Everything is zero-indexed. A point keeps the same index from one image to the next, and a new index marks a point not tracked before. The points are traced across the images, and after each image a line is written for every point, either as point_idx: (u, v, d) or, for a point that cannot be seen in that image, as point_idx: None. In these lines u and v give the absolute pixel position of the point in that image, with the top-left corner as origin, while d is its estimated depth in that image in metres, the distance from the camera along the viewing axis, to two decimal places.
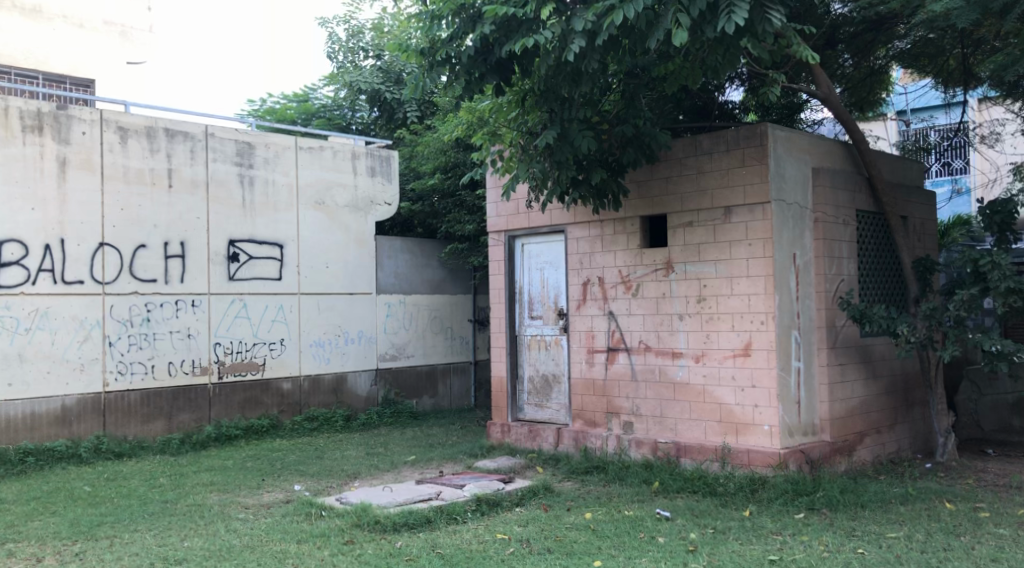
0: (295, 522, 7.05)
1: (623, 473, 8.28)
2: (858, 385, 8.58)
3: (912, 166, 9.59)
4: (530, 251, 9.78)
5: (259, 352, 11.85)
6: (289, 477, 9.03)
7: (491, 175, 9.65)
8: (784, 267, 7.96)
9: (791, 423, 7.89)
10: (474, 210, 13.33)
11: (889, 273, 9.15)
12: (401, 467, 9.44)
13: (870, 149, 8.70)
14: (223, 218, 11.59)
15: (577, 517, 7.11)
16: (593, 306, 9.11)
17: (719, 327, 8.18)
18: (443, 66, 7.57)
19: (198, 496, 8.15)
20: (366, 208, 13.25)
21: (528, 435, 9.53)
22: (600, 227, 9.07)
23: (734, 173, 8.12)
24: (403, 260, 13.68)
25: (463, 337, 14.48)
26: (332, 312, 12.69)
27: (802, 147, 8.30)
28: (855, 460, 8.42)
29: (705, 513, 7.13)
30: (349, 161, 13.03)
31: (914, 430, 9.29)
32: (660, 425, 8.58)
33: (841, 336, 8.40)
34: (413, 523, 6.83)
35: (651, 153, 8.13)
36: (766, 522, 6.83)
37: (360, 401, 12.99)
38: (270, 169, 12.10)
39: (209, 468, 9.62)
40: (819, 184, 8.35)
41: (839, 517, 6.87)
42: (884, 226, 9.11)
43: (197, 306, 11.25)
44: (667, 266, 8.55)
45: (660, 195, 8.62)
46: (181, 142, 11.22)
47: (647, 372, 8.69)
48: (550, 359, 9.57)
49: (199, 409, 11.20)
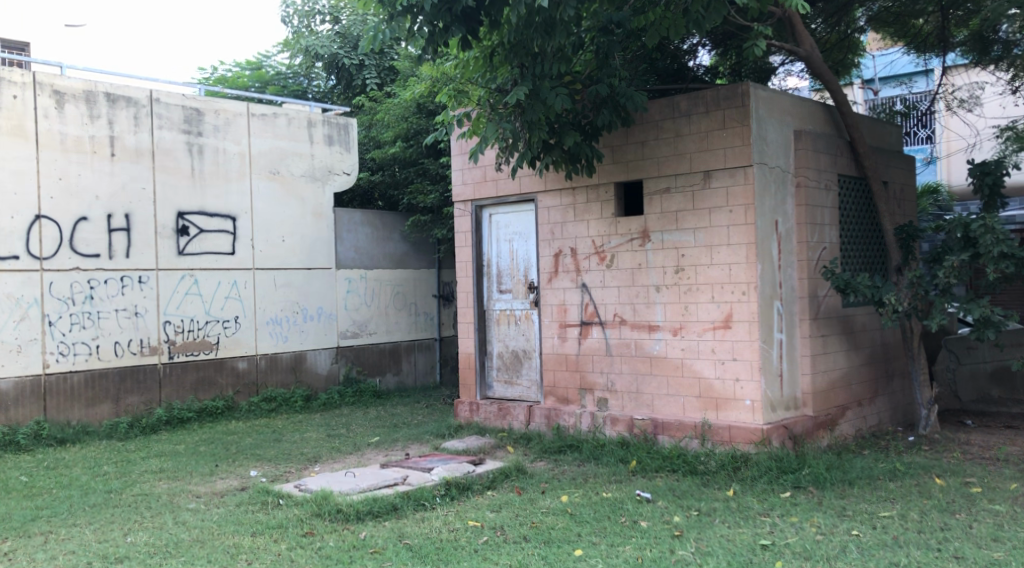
0: (250, 512, 6.56)
1: (598, 452, 7.91)
2: (840, 357, 8.25)
3: (892, 130, 9.26)
4: (497, 222, 9.30)
5: (212, 330, 11.26)
6: (244, 462, 8.51)
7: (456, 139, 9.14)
8: (766, 235, 7.59)
9: (773, 397, 7.55)
10: (437, 179, 12.72)
11: (871, 241, 8.82)
12: (364, 449, 8.97)
13: (853, 111, 8.34)
14: (170, 189, 10.94)
15: (553, 500, 6.70)
16: (565, 278, 8.67)
17: (699, 298, 7.79)
18: (403, 18, 7.02)
19: (146, 485, 7.61)
20: (324, 178, 12.65)
21: (498, 414, 9.09)
22: (572, 195, 8.61)
23: (713, 136, 7.71)
24: (363, 233, 13.12)
25: (427, 312, 13.98)
26: (289, 288, 12.12)
27: (784, 108, 7.90)
28: (837, 435, 8.11)
29: (687, 494, 6.76)
30: (305, 129, 12.41)
31: (894, 402, 9.00)
32: (636, 401, 8.19)
33: (823, 306, 8.05)
34: (378, 511, 6.37)
35: (625, 114, 7.67)
36: (752, 502, 6.48)
37: (320, 380, 12.45)
38: (221, 138, 11.46)
39: (159, 454, 9.06)
40: (801, 147, 7.96)
41: (828, 496, 6.56)
42: (866, 192, 8.78)
43: (144, 282, 10.62)
44: (643, 236, 8.12)
45: (635, 159, 8.18)
46: (123, 107, 10.52)
47: (622, 346, 8.28)
48: (519, 334, 9.13)
49: (148, 391, 10.60)
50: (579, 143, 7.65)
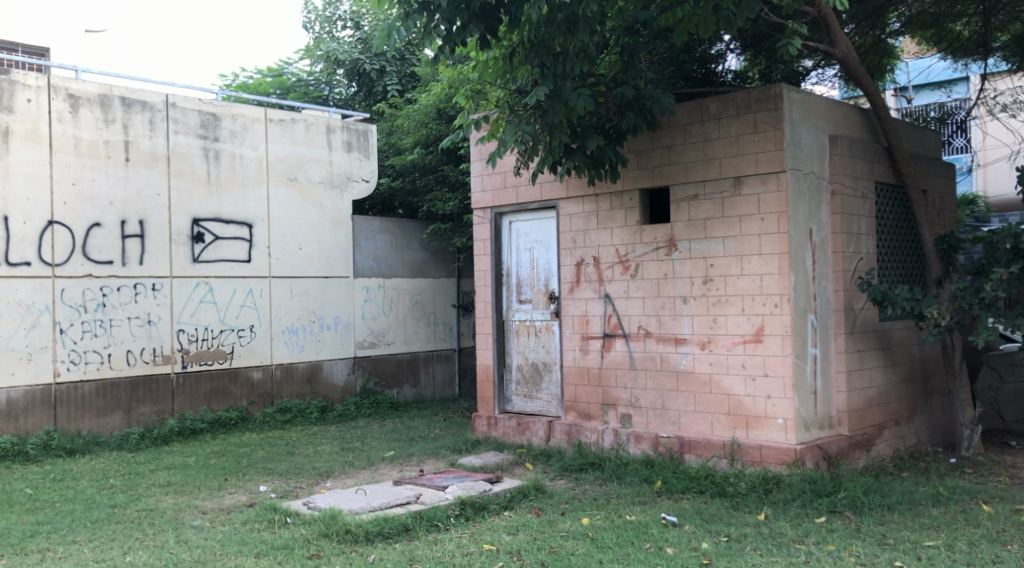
0: (255, 531, 6.26)
1: (621, 471, 7.56)
2: (877, 374, 7.85)
3: (931, 137, 8.85)
4: (517, 230, 8.99)
5: (227, 340, 11.02)
6: (254, 477, 8.23)
7: (475, 144, 8.83)
8: (800, 244, 7.21)
9: (807, 415, 7.16)
10: (456, 186, 12.37)
11: (909, 251, 8.40)
12: (378, 464, 8.67)
13: (891, 116, 7.96)
14: (186, 195, 10.73)
15: (573, 523, 6.35)
16: (587, 288, 8.33)
17: (728, 310, 7.42)
18: (421, 15, 6.73)
19: (151, 500, 7.34)
20: (343, 185, 12.41)
21: (517, 429, 8.76)
22: (595, 202, 8.28)
23: (744, 140, 7.35)
24: (382, 241, 12.85)
25: (446, 323, 13.69)
26: (305, 297, 11.86)
27: (819, 112, 7.53)
28: (873, 455, 7.70)
29: (715, 518, 6.38)
30: (323, 135, 12.18)
31: (933, 421, 8.57)
32: (661, 418, 7.83)
33: (859, 319, 7.65)
34: (389, 532, 6.05)
35: (651, 118, 7.36)
36: (785, 528, 6.10)
37: (337, 391, 12.18)
38: (238, 143, 11.24)
39: (168, 466, 8.81)
40: (836, 152, 7.59)
41: (866, 522, 6.17)
42: (904, 200, 8.38)
43: (158, 290, 10.41)
44: (669, 245, 7.77)
45: (662, 165, 7.83)
46: (139, 112, 10.33)
47: (647, 360, 7.93)
48: (540, 346, 8.80)
49: (160, 401, 10.37)
50: (602, 147, 7.33)
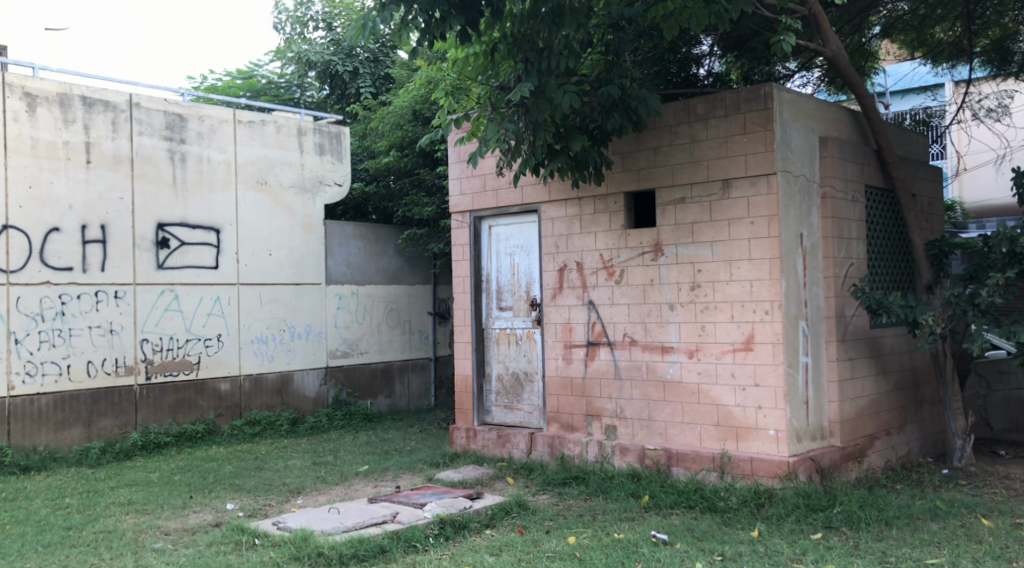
0: (220, 554, 5.88)
1: (607, 486, 7.27)
2: (868, 383, 7.61)
3: (921, 140, 8.66)
4: (497, 235, 8.68)
5: (193, 349, 10.59)
6: (221, 494, 7.83)
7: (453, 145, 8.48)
8: (791, 249, 6.97)
9: (799, 426, 6.91)
10: (434, 191, 12.01)
11: (899, 256, 8.19)
12: (352, 479, 8.30)
13: (881, 117, 7.74)
14: (151, 199, 10.31)
15: (559, 542, 6.03)
16: (570, 295, 8.03)
17: (717, 317, 7.16)
18: (397, 7, 6.39)
19: (110, 520, 6.93)
20: (315, 189, 12.03)
21: (497, 442, 8.43)
22: (579, 206, 7.99)
23: (733, 141, 7.10)
24: (355, 247, 12.48)
25: (421, 331, 13.33)
26: (275, 305, 11.46)
27: (809, 113, 7.30)
28: (865, 467, 7.46)
29: (707, 535, 6.10)
30: (295, 138, 11.80)
31: (923, 431, 8.34)
32: (647, 429, 7.54)
33: (850, 327, 7.42)
34: (365, 554, 5.71)
35: (636, 118, 7.11)
36: (780, 545, 5.82)
37: (309, 402, 11.78)
38: (205, 145, 10.84)
39: (130, 483, 8.37)
40: (827, 154, 7.36)
41: (864, 539, 5.91)
42: (894, 205, 8.17)
43: (120, 298, 9.97)
44: (655, 250, 7.49)
45: (647, 167, 7.56)
46: (101, 112, 9.90)
47: (632, 369, 7.63)
48: (521, 355, 8.49)
49: (123, 414, 9.92)
50: (586, 149, 7.10)
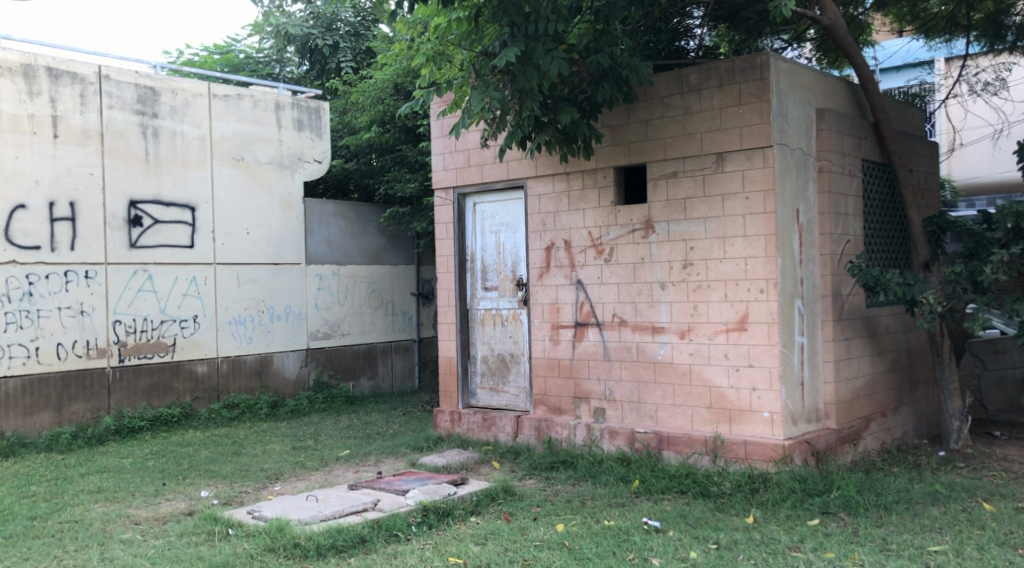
0: (191, 546, 5.60)
1: (595, 470, 7.03)
2: (864, 363, 7.39)
3: (918, 114, 8.40)
4: (482, 212, 8.38)
5: (168, 331, 10.26)
6: (196, 481, 7.54)
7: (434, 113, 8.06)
8: (787, 225, 6.72)
9: (794, 409, 6.68)
10: (417, 167, 11.67)
11: (895, 233, 7.95)
12: (332, 464, 8.03)
13: (879, 89, 7.48)
14: (122, 175, 9.94)
15: (546, 530, 5.79)
16: (558, 274, 7.76)
17: (710, 297, 6.90)
18: None
19: (78, 509, 6.64)
20: (294, 165, 11.68)
21: (482, 425, 8.17)
22: (566, 181, 7.70)
23: (727, 113, 6.83)
24: (336, 226, 12.15)
25: (405, 312, 13.04)
26: (253, 285, 11.13)
27: (806, 83, 7.03)
28: (861, 449, 7.25)
29: (701, 522, 5.86)
30: (272, 113, 11.43)
31: (918, 412, 8.14)
32: (637, 412, 7.30)
33: (846, 306, 7.18)
34: (343, 545, 5.45)
35: (627, 89, 6.90)
36: (777, 532, 5.60)
37: (289, 384, 11.48)
38: (179, 120, 10.47)
39: (101, 470, 8.06)
40: (824, 127, 7.09)
41: (864, 524, 5.70)
42: (891, 180, 7.93)
43: (91, 278, 9.62)
44: (646, 226, 7.23)
45: (638, 140, 7.28)
46: (68, 84, 9.50)
47: (622, 351, 7.38)
48: (506, 336, 8.22)
49: (95, 398, 9.60)
50: (575, 121, 6.85)
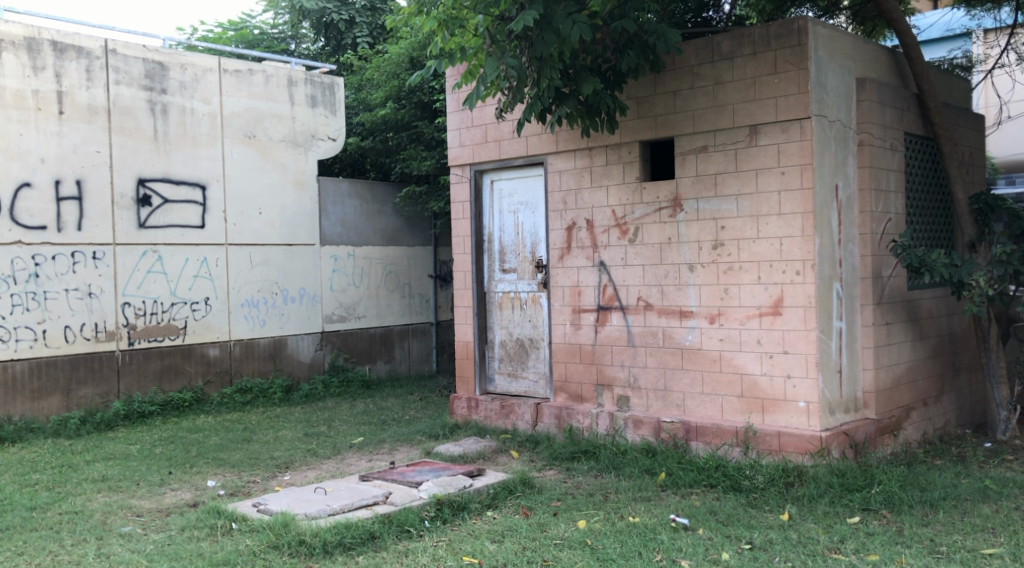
0: (192, 541, 5.30)
1: (619, 461, 6.67)
2: (904, 349, 6.96)
3: (963, 84, 7.92)
4: (500, 189, 8.00)
5: (179, 313, 9.98)
6: (203, 469, 7.26)
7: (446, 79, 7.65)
8: (825, 202, 6.29)
9: (831, 398, 6.29)
10: (432, 145, 11.29)
11: (938, 210, 7.49)
12: (344, 452, 7.72)
13: (924, 57, 7.01)
14: (130, 152, 9.65)
15: (567, 527, 5.44)
16: (579, 255, 7.38)
17: (742, 279, 6.50)
18: None
19: (79, 499, 6.36)
20: (307, 143, 11.34)
21: (500, 413, 7.83)
22: (589, 157, 7.30)
23: (762, 83, 6.39)
24: (351, 206, 11.81)
25: (422, 295, 12.72)
26: (267, 267, 10.84)
27: (846, 51, 6.57)
28: (901, 440, 6.83)
29: (733, 519, 5.50)
30: (285, 89, 11.09)
31: (961, 401, 7.70)
32: (663, 400, 6.93)
33: (887, 288, 6.76)
34: (352, 542, 5.12)
35: (654, 57, 6.48)
36: (815, 532, 5.21)
37: (303, 368, 11.19)
38: (188, 96, 10.15)
39: (107, 457, 7.80)
40: (864, 97, 6.64)
41: (909, 523, 5.31)
42: (934, 155, 7.47)
43: (99, 259, 9.34)
44: (674, 205, 6.82)
45: (665, 113, 6.86)
46: (73, 59, 9.19)
47: (647, 336, 7.00)
48: (526, 320, 7.86)
49: (104, 382, 9.35)
50: (598, 92, 6.44)
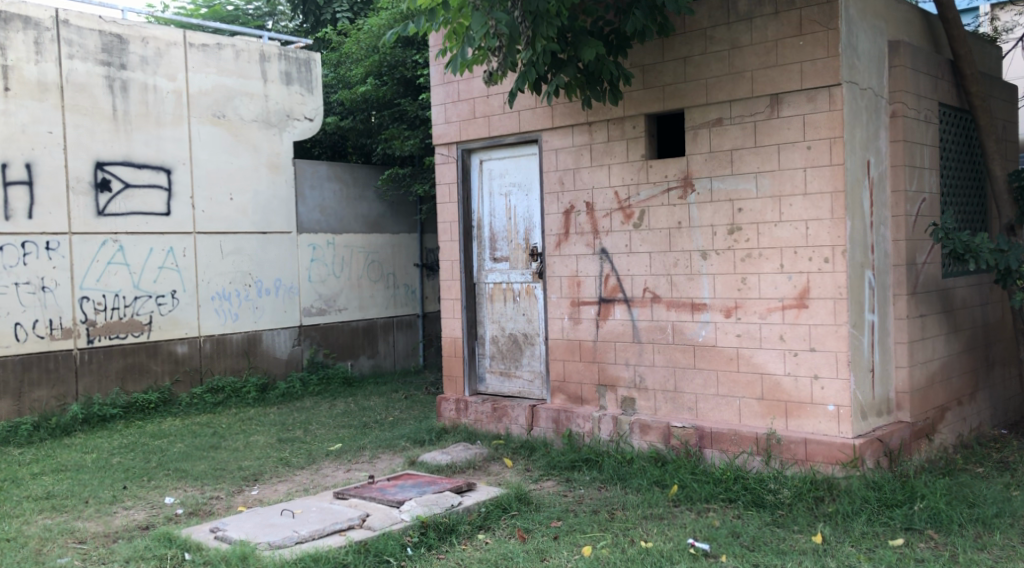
0: None
1: (625, 472, 5.98)
2: (939, 343, 6.27)
3: (997, 52, 7.21)
4: (489, 170, 7.26)
5: (143, 308, 9.21)
6: (161, 483, 6.51)
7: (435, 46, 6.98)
8: (857, 180, 5.58)
9: (863, 400, 5.60)
10: (416, 124, 10.53)
11: (973, 189, 6.79)
12: (320, 461, 6.99)
13: (960, 19, 6.30)
14: (87, 133, 8.85)
15: (571, 555, 4.73)
16: (578, 241, 6.66)
17: (763, 267, 5.80)
18: None
19: (14, 523, 5.60)
20: (282, 124, 10.56)
21: (491, 415, 7.12)
22: (588, 133, 6.57)
23: (786, 46, 5.67)
24: (329, 190, 11.04)
25: (406, 285, 11.98)
26: (239, 256, 10.07)
27: (877, 10, 5.85)
28: (936, 445, 6.15)
29: (759, 542, 4.81)
30: (257, 64, 10.31)
31: (995, 398, 7.02)
32: (673, 403, 6.23)
33: (922, 276, 6.07)
34: None
35: (663, 19, 5.76)
36: (856, 559, 4.53)
37: (280, 365, 10.46)
38: (150, 72, 9.35)
39: (57, 469, 7.03)
40: (897, 63, 5.93)
41: (963, 547, 4.62)
42: (969, 128, 6.76)
43: (53, 249, 8.56)
44: (684, 184, 6.10)
45: (675, 82, 6.13)
46: (20, 30, 8.38)
47: (654, 331, 6.30)
48: (519, 314, 7.14)
49: (60, 384, 8.58)
50: (601, 59, 5.74)
